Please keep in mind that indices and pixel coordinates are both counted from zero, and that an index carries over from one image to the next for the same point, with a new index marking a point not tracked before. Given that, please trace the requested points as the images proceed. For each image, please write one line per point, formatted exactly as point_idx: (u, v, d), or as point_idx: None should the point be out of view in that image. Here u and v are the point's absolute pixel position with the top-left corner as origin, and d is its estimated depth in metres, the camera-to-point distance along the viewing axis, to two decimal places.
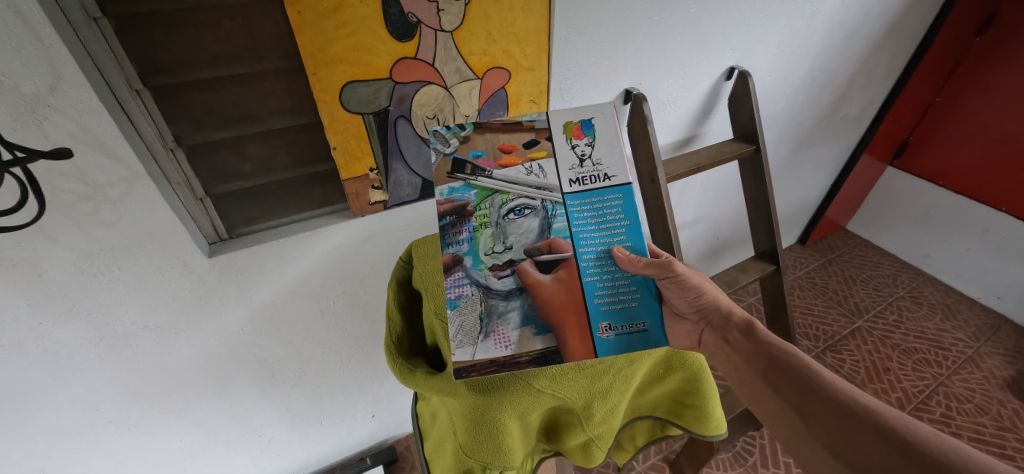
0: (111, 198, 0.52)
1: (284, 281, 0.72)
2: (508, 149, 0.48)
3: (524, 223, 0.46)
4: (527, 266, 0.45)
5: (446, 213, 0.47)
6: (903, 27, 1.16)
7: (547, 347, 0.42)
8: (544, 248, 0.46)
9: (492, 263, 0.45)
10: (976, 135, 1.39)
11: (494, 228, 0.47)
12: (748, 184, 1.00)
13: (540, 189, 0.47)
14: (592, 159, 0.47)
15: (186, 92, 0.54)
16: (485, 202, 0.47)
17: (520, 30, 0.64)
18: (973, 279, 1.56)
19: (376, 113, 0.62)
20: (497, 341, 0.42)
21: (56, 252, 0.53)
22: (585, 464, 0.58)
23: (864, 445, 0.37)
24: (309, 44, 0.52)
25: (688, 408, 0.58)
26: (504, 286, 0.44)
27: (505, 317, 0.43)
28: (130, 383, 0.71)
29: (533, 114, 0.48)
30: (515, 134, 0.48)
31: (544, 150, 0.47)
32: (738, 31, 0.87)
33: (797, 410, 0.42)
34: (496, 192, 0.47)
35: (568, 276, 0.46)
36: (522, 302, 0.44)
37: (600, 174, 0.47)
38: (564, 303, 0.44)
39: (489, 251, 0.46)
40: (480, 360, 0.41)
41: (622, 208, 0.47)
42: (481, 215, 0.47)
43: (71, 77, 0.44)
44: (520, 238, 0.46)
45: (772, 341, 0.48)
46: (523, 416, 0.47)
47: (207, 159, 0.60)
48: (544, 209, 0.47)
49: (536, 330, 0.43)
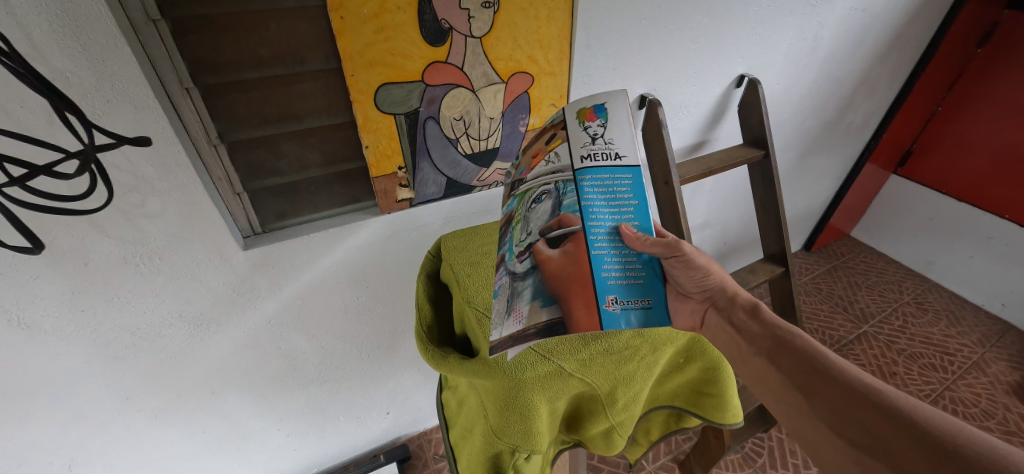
0: (157, 190, 0.55)
1: (311, 275, 0.75)
2: (536, 151, 0.49)
3: (541, 207, 0.47)
4: (539, 245, 0.45)
5: (502, 223, 0.52)
6: (906, 39, 1.19)
7: (552, 319, 0.43)
8: (554, 225, 0.45)
9: (519, 252, 0.48)
10: (978, 143, 1.42)
11: (522, 220, 0.48)
12: (757, 188, 1.03)
13: (553, 172, 0.46)
14: (604, 139, 0.43)
15: (231, 91, 0.56)
16: (520, 204, 0.49)
17: (543, 37, 0.67)
18: (977, 286, 1.58)
19: (407, 114, 0.64)
20: (514, 317, 0.44)
21: (103, 240, 0.55)
22: (605, 454, 0.60)
23: (867, 424, 0.38)
24: (348, 47, 0.56)
25: (705, 398, 0.60)
26: (523, 267, 0.46)
27: (521, 295, 0.45)
28: (160, 371, 0.73)
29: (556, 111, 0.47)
30: (540, 138, 0.49)
31: (560, 139, 0.46)
32: (749, 40, 0.90)
33: (801, 389, 0.44)
34: (526, 192, 0.49)
35: (576, 249, 0.45)
36: (534, 279, 0.45)
37: (610, 154, 0.43)
38: (571, 275, 0.44)
39: (519, 241, 0.48)
40: (501, 337, 0.43)
41: (631, 188, 0.45)
42: (516, 214, 0.49)
43: (130, 75, 0.47)
44: (537, 222, 0.47)
45: (779, 323, 0.49)
46: (552, 399, 0.49)
47: (246, 156, 0.62)
48: (556, 190, 0.45)
49: (543, 303, 0.44)
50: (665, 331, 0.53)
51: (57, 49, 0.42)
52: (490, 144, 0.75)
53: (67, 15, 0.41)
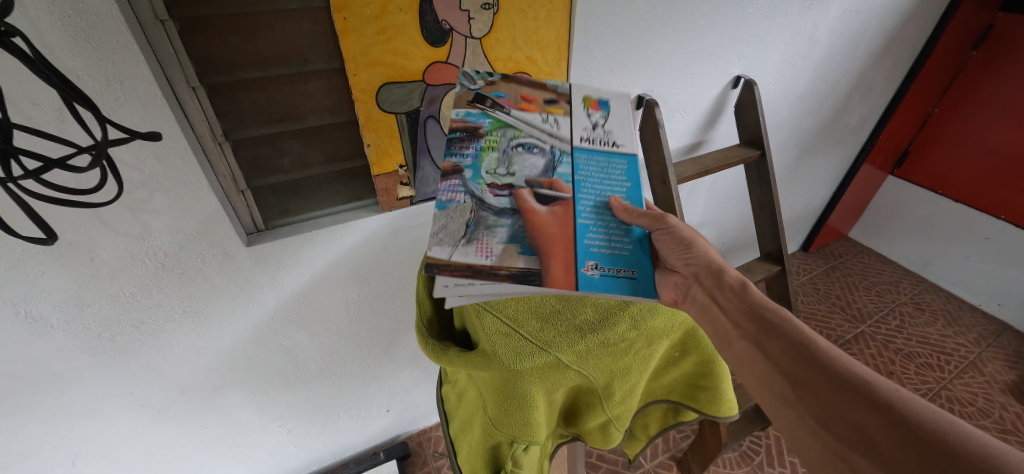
0: (164, 186, 0.56)
1: (312, 271, 0.76)
2: (528, 99, 0.56)
3: (531, 159, 0.51)
4: (524, 193, 0.48)
5: (457, 130, 0.50)
6: (902, 41, 1.21)
7: (528, 267, 0.43)
8: (545, 183, 0.49)
9: (490, 181, 0.48)
10: (976, 144, 1.43)
11: (500, 153, 0.50)
12: (753, 188, 1.04)
13: (550, 136, 0.53)
14: (603, 128, 0.56)
15: (237, 90, 0.58)
16: (497, 132, 0.51)
17: (542, 38, 0.68)
18: (975, 286, 1.58)
19: (408, 113, 0.66)
20: (478, 249, 0.43)
21: (109, 236, 0.57)
22: (602, 447, 0.61)
23: (856, 419, 0.38)
24: (351, 48, 0.57)
25: (701, 391, 0.61)
26: (499, 203, 0.47)
27: (492, 231, 0.45)
28: (163, 367, 0.74)
29: (558, 86, 0.59)
30: (538, 92, 0.57)
31: (561, 110, 0.56)
32: (745, 41, 0.91)
33: (790, 379, 0.43)
34: (511, 127, 0.52)
35: (564, 213, 0.48)
36: (512, 222, 0.46)
37: (607, 141, 0.55)
38: (555, 234, 0.46)
39: (491, 171, 0.49)
40: (456, 261, 0.42)
41: (625, 172, 0.54)
42: (491, 140, 0.51)
43: (139, 73, 0.48)
44: (524, 169, 0.50)
45: (769, 307, 0.48)
46: (549, 390, 0.49)
47: (251, 154, 0.64)
48: (551, 153, 0.52)
49: (520, 250, 0.44)
50: (660, 323, 0.53)
51: (68, 48, 0.44)
52: None
53: (81, 16, 0.43)
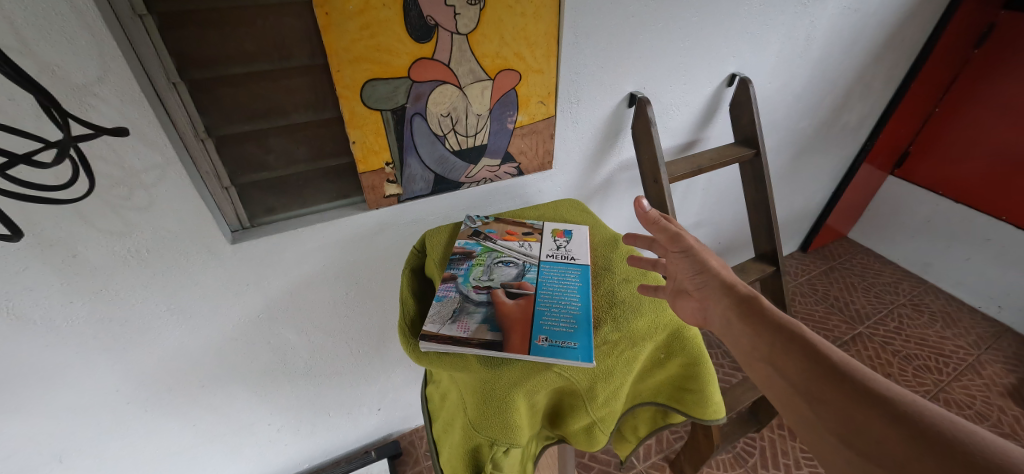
0: (145, 183, 0.56)
1: (300, 270, 0.75)
2: (512, 231, 0.65)
3: (506, 270, 0.57)
4: (498, 292, 0.53)
5: (456, 253, 0.59)
6: (901, 39, 1.19)
7: (493, 339, 0.47)
8: (514, 284, 0.55)
9: (475, 284, 0.54)
10: (978, 143, 1.42)
11: (485, 266, 0.57)
12: (748, 188, 1.03)
13: (523, 254, 0.60)
14: (565, 248, 0.61)
15: (218, 86, 0.57)
16: (485, 253, 0.59)
17: (530, 35, 0.67)
18: (975, 288, 1.56)
19: (394, 110, 0.65)
20: (459, 326, 0.48)
21: (90, 233, 0.56)
22: (587, 449, 0.60)
23: (874, 433, 0.35)
24: (333, 43, 0.56)
25: (688, 394, 0.59)
26: (479, 297, 0.52)
27: (471, 314, 0.50)
28: (149, 364, 0.73)
29: (536, 222, 0.67)
30: (519, 226, 0.66)
31: (534, 237, 0.63)
32: (740, 39, 0.90)
33: (805, 395, 0.40)
34: (495, 250, 0.60)
35: (528, 303, 0.52)
36: (487, 310, 0.51)
37: (567, 255, 0.60)
38: (517, 316, 0.50)
39: (477, 277, 0.55)
40: (442, 333, 0.47)
41: (580, 276, 0.57)
42: (480, 258, 0.59)
43: (117, 68, 0.47)
44: (500, 275, 0.56)
45: (780, 318, 0.45)
46: (530, 394, 0.46)
47: (234, 150, 0.63)
48: (522, 265, 0.58)
49: (490, 327, 0.49)
50: (643, 325, 0.51)
51: (43, 42, 0.43)
52: (477, 140, 0.75)
53: (54, 9, 0.42)
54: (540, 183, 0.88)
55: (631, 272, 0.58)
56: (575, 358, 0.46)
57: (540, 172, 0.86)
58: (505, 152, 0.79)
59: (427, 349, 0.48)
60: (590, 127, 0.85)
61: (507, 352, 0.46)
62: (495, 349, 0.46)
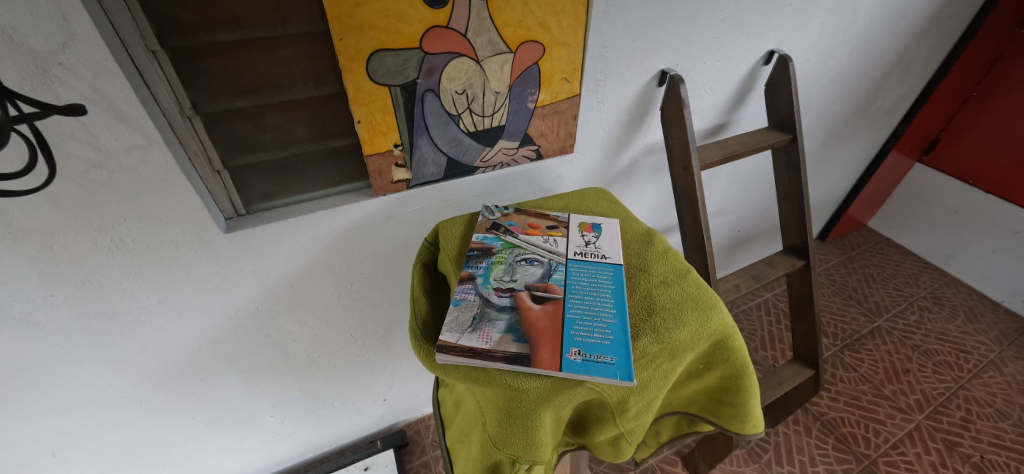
0: (124, 167, 0.49)
1: (301, 259, 0.70)
2: (535, 225, 0.59)
3: (531, 269, 0.52)
4: (523, 295, 0.48)
5: (474, 249, 0.54)
6: (950, 15, 1.09)
7: (521, 352, 0.41)
8: (540, 287, 0.49)
9: (497, 286, 0.49)
10: (1016, 130, 1.33)
11: (507, 264, 0.52)
12: (780, 176, 0.97)
13: (549, 252, 0.54)
14: (594, 244, 0.56)
15: (206, 56, 0.50)
16: (506, 250, 0.54)
17: (557, 1, 0.59)
18: (1000, 282, 1.50)
19: (403, 86, 0.58)
20: (481, 336, 0.43)
21: (65, 221, 0.50)
22: (611, 460, 0.56)
23: None
24: (335, 7, 0.48)
25: (725, 406, 0.55)
26: (502, 302, 0.47)
27: (493, 322, 0.44)
28: (142, 358, 0.69)
29: (561, 214, 0.62)
30: (542, 219, 0.60)
31: (560, 232, 0.58)
32: (783, 11, 0.82)
33: None
34: (517, 246, 0.55)
35: (556, 309, 0.46)
36: (511, 317, 0.45)
37: (597, 254, 0.54)
38: (546, 326, 0.44)
39: (498, 278, 0.50)
40: (461, 345, 0.42)
41: (612, 278, 0.51)
42: (500, 255, 0.53)
43: (85, 34, 0.40)
44: (524, 275, 0.51)
45: None
46: (557, 409, 0.41)
47: (226, 130, 0.56)
48: (548, 264, 0.52)
49: (515, 337, 0.43)
50: (685, 335, 0.45)
51: None
52: (495, 120, 0.68)
53: None
54: (560, 168, 0.81)
55: (670, 274, 0.52)
56: (612, 375, 0.40)
57: (560, 156, 0.79)
58: (524, 135, 0.72)
59: (444, 360, 0.43)
60: (616, 108, 0.78)
61: (536, 368, 0.40)
62: (521, 364, 0.40)
